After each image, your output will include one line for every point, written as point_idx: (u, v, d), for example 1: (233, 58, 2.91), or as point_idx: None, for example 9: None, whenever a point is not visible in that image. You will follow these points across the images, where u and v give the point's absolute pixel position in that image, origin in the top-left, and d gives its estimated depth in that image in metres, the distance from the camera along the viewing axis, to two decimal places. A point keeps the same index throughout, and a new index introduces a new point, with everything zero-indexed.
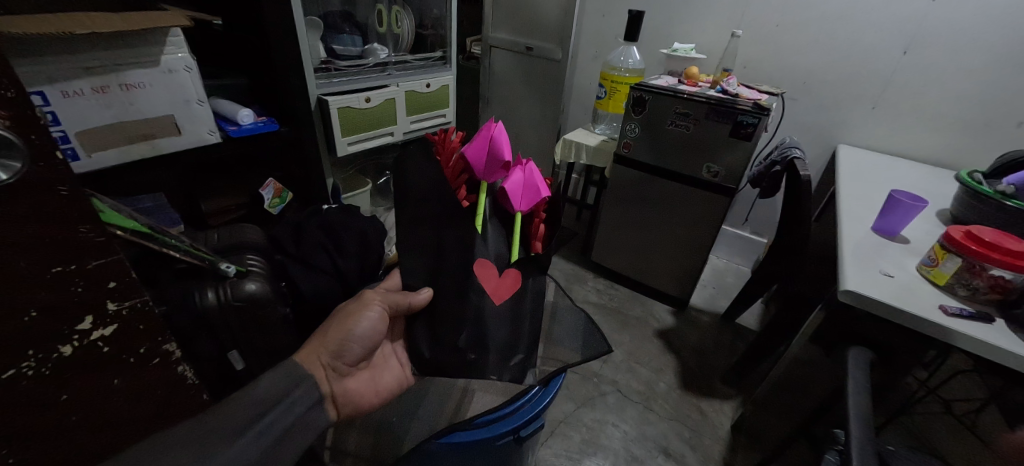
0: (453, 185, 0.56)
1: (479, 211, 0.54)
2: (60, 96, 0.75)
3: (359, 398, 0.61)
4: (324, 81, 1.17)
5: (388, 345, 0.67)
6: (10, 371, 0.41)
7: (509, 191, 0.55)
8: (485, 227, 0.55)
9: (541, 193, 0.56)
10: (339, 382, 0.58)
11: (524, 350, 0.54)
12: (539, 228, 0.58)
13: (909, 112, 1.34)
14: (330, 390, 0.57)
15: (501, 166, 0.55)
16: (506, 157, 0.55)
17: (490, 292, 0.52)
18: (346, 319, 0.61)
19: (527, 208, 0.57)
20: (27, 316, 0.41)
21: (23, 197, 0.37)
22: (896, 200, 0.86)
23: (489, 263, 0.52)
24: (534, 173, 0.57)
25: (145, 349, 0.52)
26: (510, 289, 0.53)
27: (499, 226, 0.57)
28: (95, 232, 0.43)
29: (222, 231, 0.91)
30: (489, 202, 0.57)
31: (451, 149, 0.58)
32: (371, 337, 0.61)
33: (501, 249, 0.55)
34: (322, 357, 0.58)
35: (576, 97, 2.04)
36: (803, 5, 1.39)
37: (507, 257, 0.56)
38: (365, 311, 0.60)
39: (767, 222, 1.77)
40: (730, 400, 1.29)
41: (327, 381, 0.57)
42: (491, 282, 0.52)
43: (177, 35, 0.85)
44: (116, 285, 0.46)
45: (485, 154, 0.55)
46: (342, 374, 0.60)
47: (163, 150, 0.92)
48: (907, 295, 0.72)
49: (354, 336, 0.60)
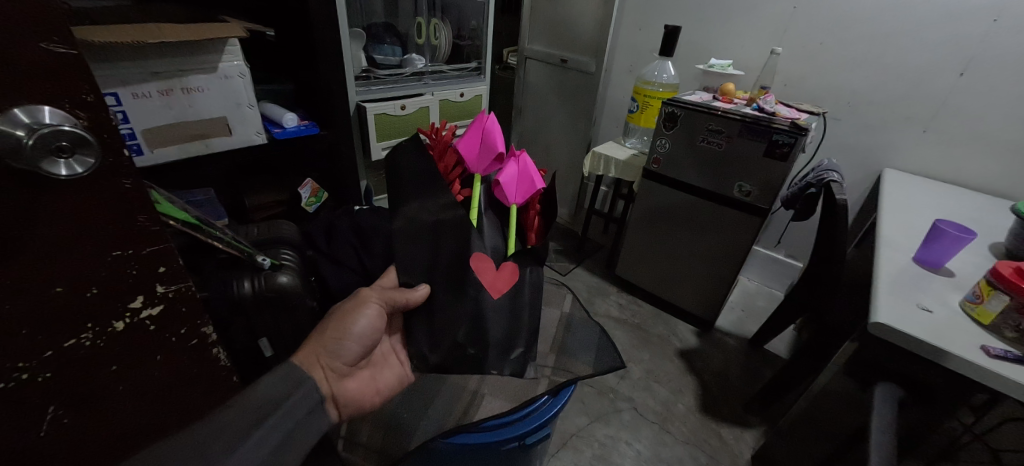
0: (447, 178, 0.59)
1: (474, 203, 0.56)
2: (130, 97, 0.84)
3: (360, 398, 0.61)
4: (364, 88, 1.26)
5: (386, 343, 0.69)
6: (71, 340, 0.47)
7: (503, 183, 0.57)
8: (480, 220, 0.57)
9: (534, 183, 0.58)
10: (339, 383, 0.58)
11: (523, 345, 0.58)
12: (534, 219, 0.60)
13: (964, 137, 1.27)
14: (330, 391, 0.57)
15: (494, 157, 0.58)
16: (498, 147, 0.58)
17: (488, 287, 0.53)
18: (342, 318, 0.62)
19: (522, 199, 0.59)
20: (89, 291, 0.46)
21: (94, 187, 0.42)
22: (939, 230, 0.81)
23: (486, 256, 0.54)
24: (528, 164, 0.59)
25: (185, 330, 0.56)
26: (507, 281, 0.54)
27: (494, 216, 0.59)
28: (151, 221, 0.47)
29: (260, 226, 0.97)
30: (483, 194, 0.59)
31: (443, 143, 0.62)
32: (369, 334, 0.63)
33: (497, 242, 0.57)
34: (320, 357, 0.58)
35: (608, 110, 2.04)
36: (849, 23, 1.34)
37: (503, 250, 0.57)
38: (361, 310, 0.62)
39: (803, 244, 1.70)
40: (752, 429, 1.24)
41: (327, 382, 0.57)
42: (488, 277, 0.53)
43: (234, 44, 0.93)
44: (164, 270, 0.51)
45: (478, 146, 0.59)
46: (342, 374, 0.60)
47: (215, 149, 0.99)
48: (945, 331, 0.67)
49: (352, 335, 0.62)
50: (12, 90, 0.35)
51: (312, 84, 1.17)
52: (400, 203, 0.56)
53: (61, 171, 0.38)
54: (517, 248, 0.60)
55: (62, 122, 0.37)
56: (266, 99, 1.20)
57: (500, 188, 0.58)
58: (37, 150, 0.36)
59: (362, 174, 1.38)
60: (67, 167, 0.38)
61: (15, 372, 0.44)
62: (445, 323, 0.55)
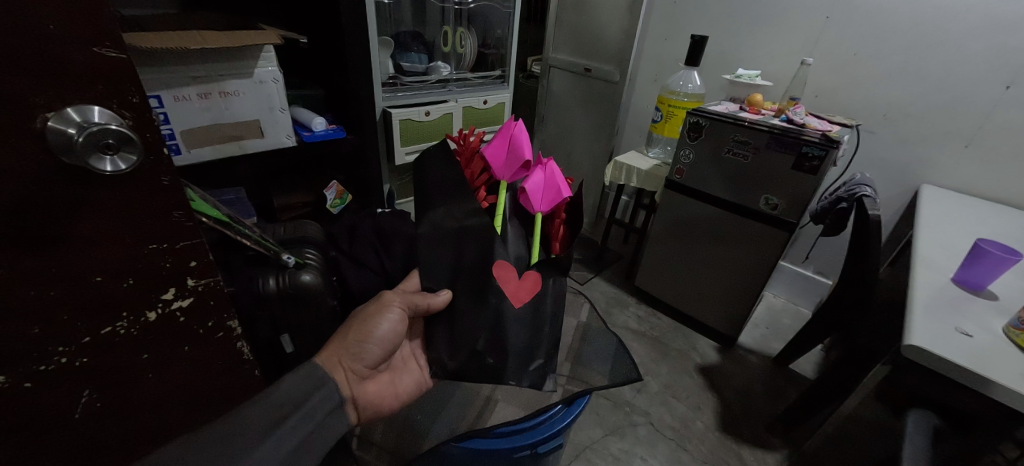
0: (473, 185, 0.58)
1: (499, 211, 0.56)
2: (172, 99, 0.88)
3: (379, 400, 0.63)
4: (390, 94, 1.29)
5: (406, 348, 0.71)
6: (108, 327, 0.49)
7: (529, 191, 0.56)
8: (504, 228, 0.57)
9: (561, 192, 0.56)
10: (359, 385, 0.61)
11: (543, 355, 0.58)
12: (559, 229, 0.60)
13: (1011, 153, 1.20)
14: (350, 394, 0.60)
15: (521, 165, 0.56)
16: (526, 155, 0.56)
17: (510, 296, 0.53)
18: (365, 321, 0.64)
19: (548, 208, 0.58)
20: (126, 282, 0.48)
21: (136, 183, 0.44)
22: (979, 250, 0.78)
23: (509, 266, 0.53)
24: (555, 172, 0.58)
25: (212, 323, 0.59)
26: (529, 291, 0.54)
27: (518, 225, 0.59)
28: (186, 217, 0.50)
29: (286, 225, 1.00)
30: (508, 201, 0.59)
31: (471, 149, 0.60)
32: (390, 337, 0.64)
33: (521, 251, 0.57)
34: (342, 359, 0.61)
35: (631, 119, 2.03)
36: (887, 32, 1.30)
37: (527, 259, 0.58)
38: (383, 313, 0.63)
39: (834, 261, 1.63)
40: (776, 452, 1.19)
41: (347, 384, 0.59)
42: (510, 286, 0.53)
43: (270, 50, 0.97)
44: (196, 265, 0.53)
45: (506, 152, 0.57)
46: (363, 377, 0.62)
47: (247, 150, 1.04)
48: (987, 358, 0.63)
49: (373, 338, 0.63)
50: (64, 91, 0.38)
51: (341, 89, 1.21)
52: (423, 209, 0.57)
53: (106, 168, 0.40)
54: (540, 258, 0.60)
55: (109, 122, 0.39)
56: (297, 104, 1.24)
57: (526, 197, 0.57)
58: (86, 147, 0.38)
59: (385, 178, 1.41)
60: (112, 163, 0.40)
61: (55, 356, 0.47)
62: (465, 332, 0.56)
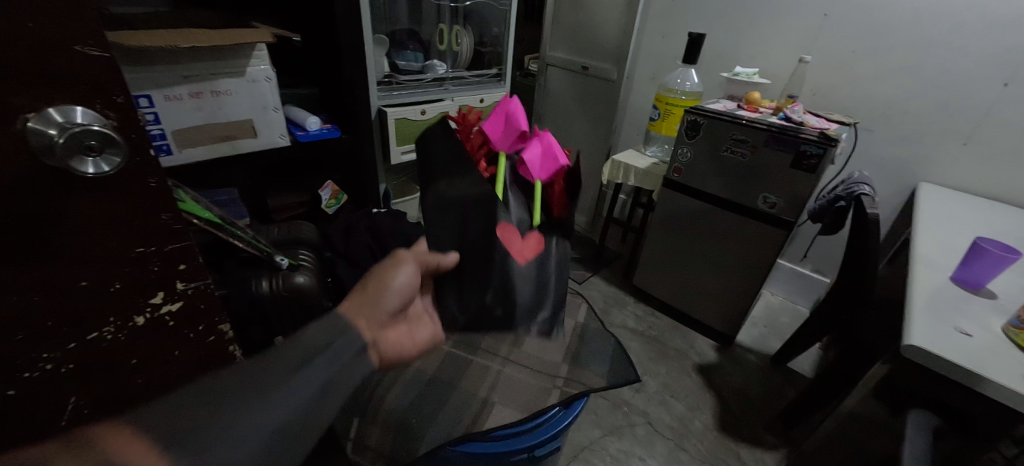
0: (473, 158, 0.58)
1: (499, 178, 0.55)
2: (163, 99, 0.87)
3: (401, 346, 0.53)
4: (386, 93, 1.28)
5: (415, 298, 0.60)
6: (94, 333, 0.48)
7: (528, 161, 0.56)
8: (505, 195, 0.54)
9: (560, 161, 0.56)
10: (382, 330, 0.50)
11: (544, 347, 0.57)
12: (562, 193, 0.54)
13: (1009, 151, 1.20)
14: (375, 341, 0.48)
15: (518, 135, 0.58)
16: (522, 125, 0.58)
17: (514, 253, 0.50)
18: (378, 274, 0.52)
19: (547, 177, 0.57)
20: (113, 287, 0.47)
21: (120, 185, 0.43)
22: (978, 249, 0.77)
23: (512, 227, 0.50)
24: (552, 142, 0.58)
25: (203, 327, 0.58)
26: (533, 250, 0.51)
27: (519, 193, 0.56)
28: (174, 219, 0.49)
29: (280, 227, 0.98)
30: (507, 171, 0.57)
31: (469, 125, 0.61)
32: (408, 291, 0.53)
33: (523, 215, 0.54)
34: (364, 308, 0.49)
35: (629, 117, 2.02)
36: (884, 30, 1.29)
37: (529, 222, 0.54)
38: (399, 266, 0.53)
39: (832, 260, 1.63)
40: (775, 451, 1.19)
41: (373, 331, 0.48)
42: (516, 245, 0.50)
43: (262, 49, 0.95)
44: (185, 268, 0.52)
45: (502, 126, 0.60)
46: (383, 324, 0.51)
47: (240, 150, 1.02)
48: (987, 358, 0.63)
49: (390, 290, 0.52)
50: (46, 90, 0.37)
51: (336, 87, 1.20)
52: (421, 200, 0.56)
53: (89, 170, 0.39)
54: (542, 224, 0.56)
55: (92, 122, 0.39)
56: (291, 102, 1.23)
57: (524, 167, 0.57)
58: (67, 149, 0.37)
59: (381, 178, 1.40)
60: (94, 165, 0.39)
61: (40, 363, 0.46)
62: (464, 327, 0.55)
